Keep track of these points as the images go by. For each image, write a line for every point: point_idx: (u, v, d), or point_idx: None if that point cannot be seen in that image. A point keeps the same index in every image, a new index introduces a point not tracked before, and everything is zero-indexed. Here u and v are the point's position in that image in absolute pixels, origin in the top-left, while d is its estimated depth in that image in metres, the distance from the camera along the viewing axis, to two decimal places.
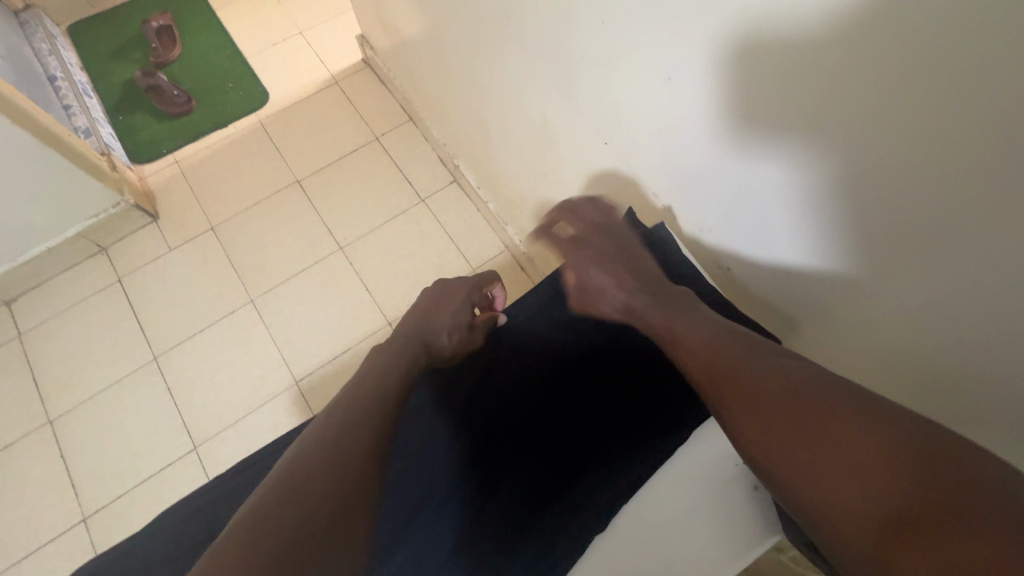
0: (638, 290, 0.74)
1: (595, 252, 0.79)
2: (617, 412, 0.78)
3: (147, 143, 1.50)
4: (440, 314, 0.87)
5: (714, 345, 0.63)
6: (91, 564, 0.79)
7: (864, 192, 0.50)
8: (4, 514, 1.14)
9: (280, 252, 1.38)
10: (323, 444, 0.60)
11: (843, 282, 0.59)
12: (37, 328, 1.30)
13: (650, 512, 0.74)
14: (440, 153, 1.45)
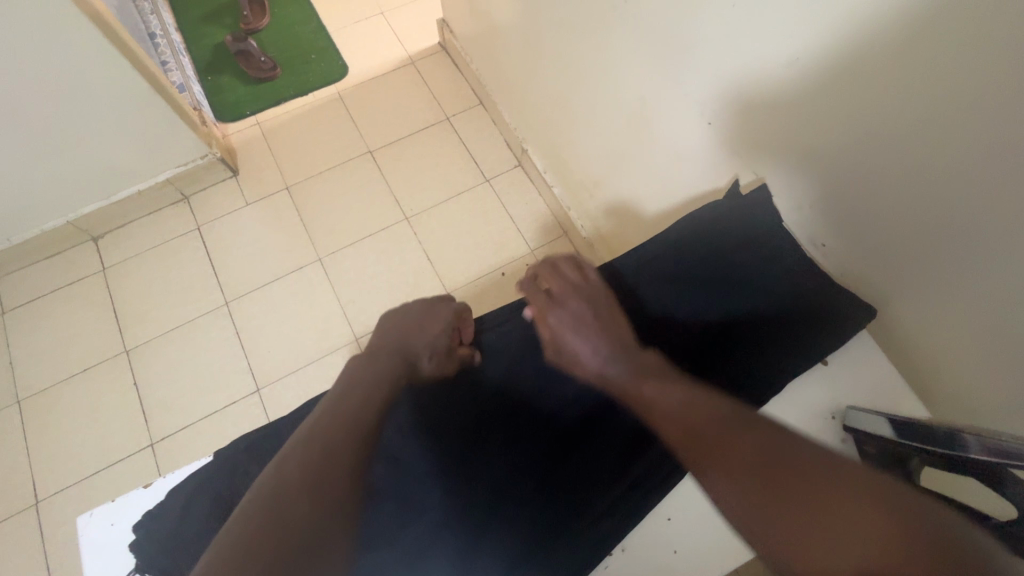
0: (617, 355, 0.67)
1: (571, 314, 0.73)
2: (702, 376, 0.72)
3: (232, 103, 1.59)
4: (419, 331, 0.77)
5: (685, 415, 0.56)
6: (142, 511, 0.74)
7: (919, 159, 0.57)
8: (80, 431, 1.23)
9: (349, 217, 1.44)
10: (299, 454, 0.55)
11: (917, 253, 0.62)
12: (120, 264, 1.39)
13: None
14: (508, 137, 1.51)
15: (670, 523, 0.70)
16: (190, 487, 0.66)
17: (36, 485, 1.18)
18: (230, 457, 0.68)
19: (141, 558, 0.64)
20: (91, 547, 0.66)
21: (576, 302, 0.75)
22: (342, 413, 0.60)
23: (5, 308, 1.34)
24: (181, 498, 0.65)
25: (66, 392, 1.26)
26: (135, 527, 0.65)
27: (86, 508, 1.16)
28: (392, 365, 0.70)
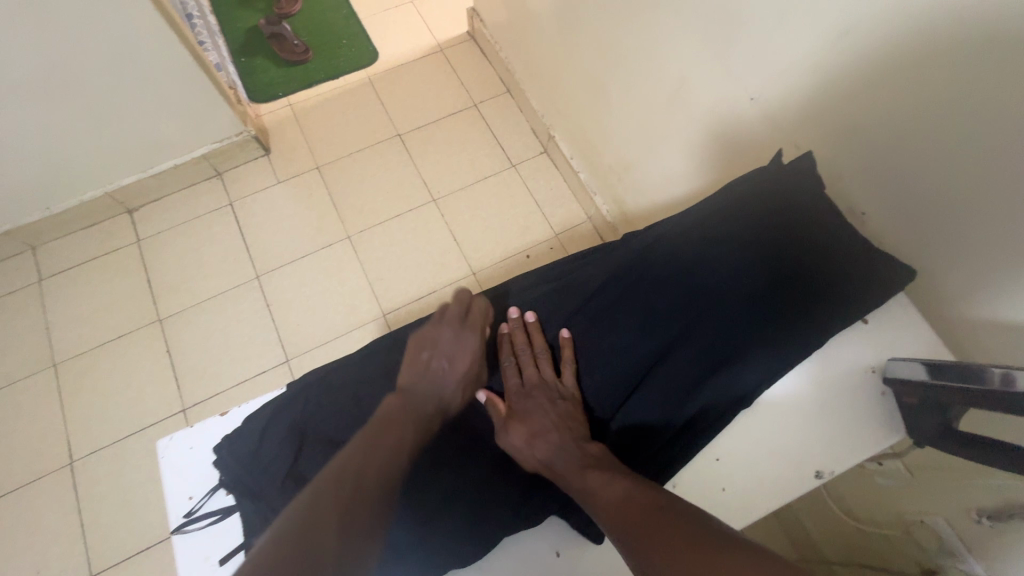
0: (567, 449, 0.63)
1: (531, 403, 0.69)
2: (738, 323, 0.68)
3: (265, 85, 1.62)
4: (444, 359, 0.74)
5: (621, 503, 0.55)
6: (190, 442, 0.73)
7: (966, 111, 0.57)
8: (114, 396, 1.26)
9: (378, 197, 1.48)
10: (327, 488, 0.54)
11: (961, 211, 0.62)
12: (154, 237, 1.42)
13: (773, 404, 0.68)
14: (534, 124, 1.54)
15: (717, 464, 0.67)
16: (265, 415, 0.70)
17: (71, 446, 1.21)
18: (303, 390, 0.72)
19: (224, 475, 0.68)
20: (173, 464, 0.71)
21: (538, 395, 0.70)
22: (372, 448, 0.61)
23: (42, 275, 1.38)
24: (256, 425, 0.69)
25: (101, 358, 1.29)
26: (215, 450, 0.70)
27: (119, 470, 1.19)
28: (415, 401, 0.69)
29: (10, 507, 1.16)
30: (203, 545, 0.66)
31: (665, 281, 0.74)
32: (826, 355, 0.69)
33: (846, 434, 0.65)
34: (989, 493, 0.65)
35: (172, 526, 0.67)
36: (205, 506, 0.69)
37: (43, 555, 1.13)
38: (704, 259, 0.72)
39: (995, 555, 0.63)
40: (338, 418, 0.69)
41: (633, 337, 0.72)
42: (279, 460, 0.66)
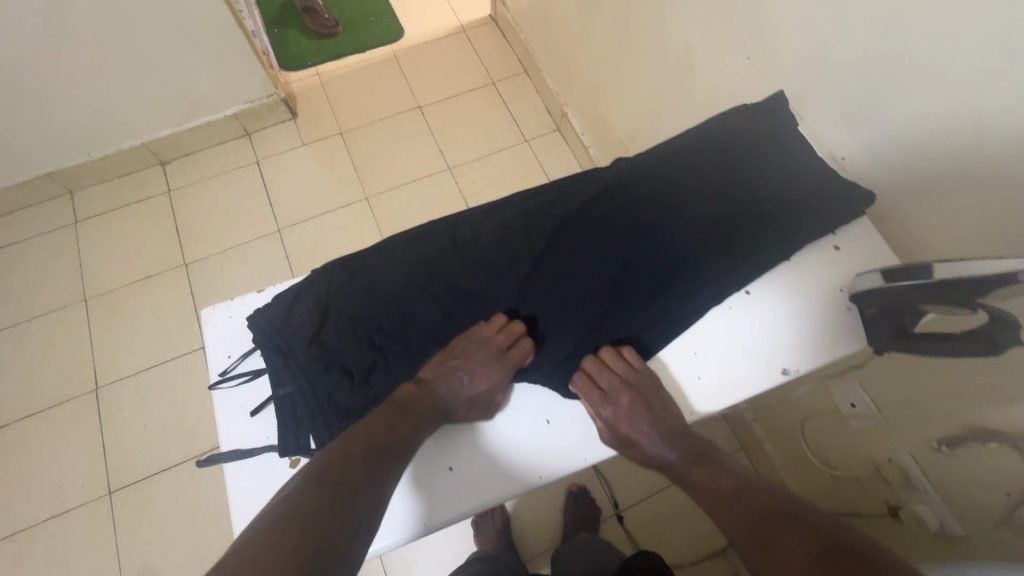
0: (671, 445, 0.60)
1: (628, 409, 0.61)
2: (722, 220, 0.68)
3: (295, 55, 1.71)
4: (465, 376, 0.63)
5: (729, 504, 0.56)
6: (225, 310, 0.74)
7: (913, 47, 0.60)
8: (139, 330, 1.34)
9: (396, 163, 1.55)
10: (334, 469, 0.53)
11: (920, 143, 0.64)
12: (184, 188, 1.51)
13: (744, 307, 0.66)
14: (548, 103, 1.61)
15: (693, 357, 0.65)
16: (293, 291, 0.71)
17: (97, 374, 1.29)
18: (330, 271, 0.72)
19: (257, 339, 0.69)
20: (212, 328, 0.73)
21: (628, 400, 0.61)
22: (382, 420, 0.60)
23: (79, 217, 1.46)
24: (285, 298, 0.70)
25: (129, 296, 1.38)
26: (249, 317, 0.71)
27: (141, 397, 1.27)
28: (416, 412, 0.61)
29: (38, 425, 1.24)
30: (239, 399, 0.69)
31: (658, 184, 0.72)
32: (796, 266, 0.67)
33: (813, 341, 0.64)
34: (949, 424, 0.69)
35: (210, 382, 0.70)
36: (239, 366, 0.70)
37: (66, 470, 1.20)
38: (699, 166, 0.72)
39: (959, 481, 0.68)
40: (362, 296, 0.70)
41: (621, 229, 0.70)
42: (303, 328, 0.68)
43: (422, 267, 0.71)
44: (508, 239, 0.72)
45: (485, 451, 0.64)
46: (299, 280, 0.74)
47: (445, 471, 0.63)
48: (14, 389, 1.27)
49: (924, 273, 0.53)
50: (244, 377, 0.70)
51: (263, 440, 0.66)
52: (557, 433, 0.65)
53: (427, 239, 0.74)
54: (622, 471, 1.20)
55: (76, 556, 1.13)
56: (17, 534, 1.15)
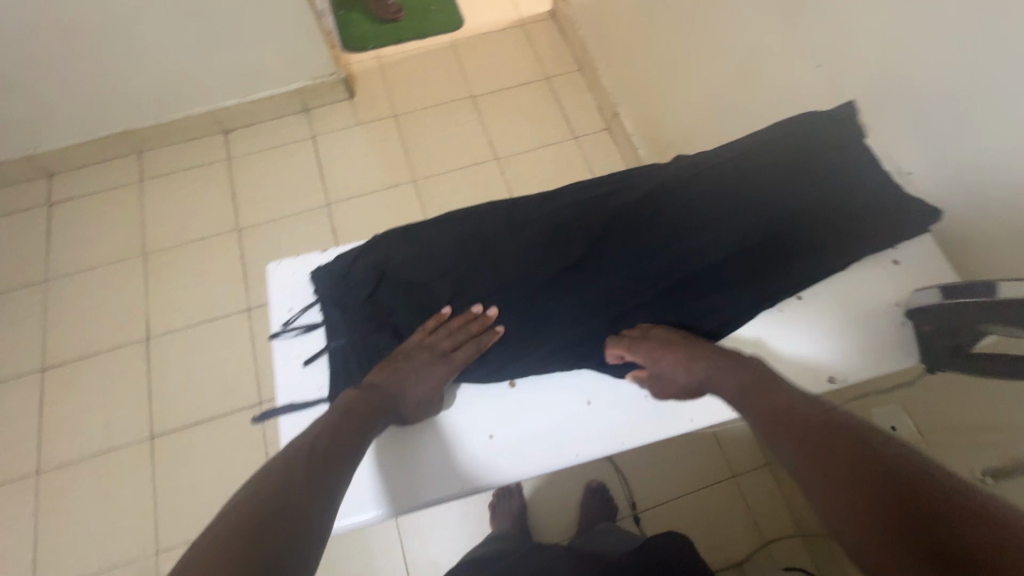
0: (714, 371, 0.59)
1: (659, 341, 0.63)
2: (781, 224, 0.68)
3: (357, 38, 1.75)
4: (414, 377, 0.63)
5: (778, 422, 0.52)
6: (290, 267, 0.78)
7: (995, 68, 0.58)
8: (190, 288, 1.40)
9: (445, 149, 1.58)
10: (301, 452, 0.53)
11: (993, 166, 0.62)
12: (243, 157, 1.57)
13: (797, 312, 0.66)
14: (601, 102, 1.61)
15: None
16: (354, 253, 0.75)
17: (148, 325, 1.36)
18: (390, 237, 0.76)
19: (320, 294, 0.74)
20: (276, 282, 0.77)
21: (660, 331, 0.65)
22: (333, 424, 0.57)
23: (144, 176, 1.54)
24: (348, 256, 0.75)
25: (184, 254, 1.44)
26: (313, 274, 0.76)
27: (186, 351, 1.33)
28: (374, 412, 0.60)
29: (91, 367, 1.32)
30: (296, 349, 0.72)
31: (717, 182, 0.72)
32: (852, 276, 0.67)
33: (865, 352, 0.63)
34: (995, 454, 0.67)
35: (271, 331, 0.73)
36: (299, 319, 0.74)
37: (113, 412, 1.27)
38: (762, 168, 0.72)
39: None
40: (418, 264, 0.73)
41: (676, 222, 0.71)
42: (361, 288, 0.72)
43: (478, 242, 0.74)
44: (562, 224, 0.74)
45: (525, 422, 0.67)
46: (361, 243, 0.78)
47: (485, 439, 0.66)
48: (73, 331, 1.36)
49: (987, 292, 0.52)
50: (301, 328, 0.73)
51: (315, 391, 0.69)
52: (597, 415, 0.67)
53: (483, 219, 0.76)
54: (642, 473, 1.20)
55: (116, 493, 1.20)
56: (64, 466, 1.22)
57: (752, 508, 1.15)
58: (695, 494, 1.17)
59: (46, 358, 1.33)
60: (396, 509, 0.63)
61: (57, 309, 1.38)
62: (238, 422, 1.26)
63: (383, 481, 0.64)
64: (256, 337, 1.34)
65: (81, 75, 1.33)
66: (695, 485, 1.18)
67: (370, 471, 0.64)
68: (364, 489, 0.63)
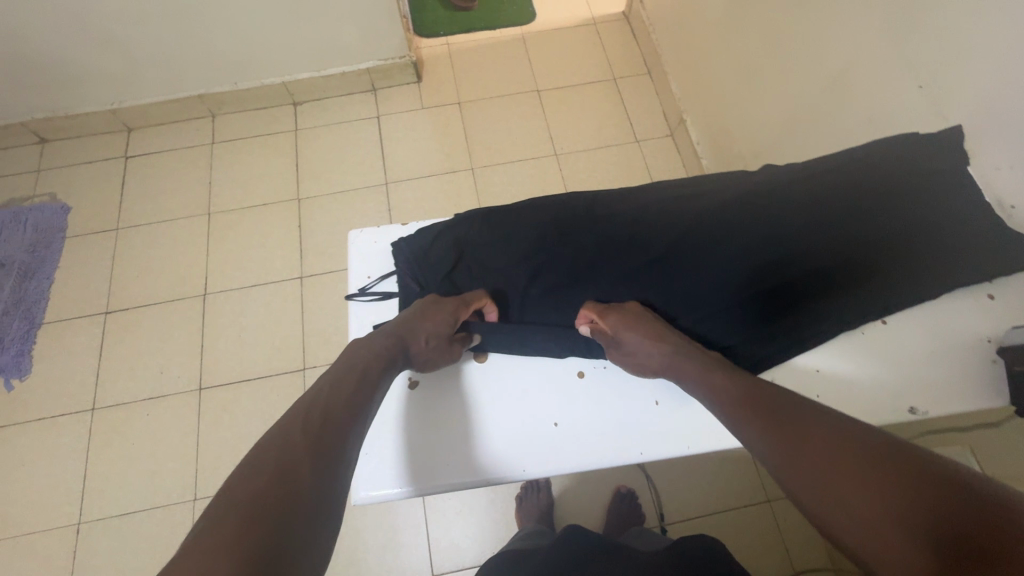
0: (680, 356, 0.62)
1: (631, 316, 0.67)
2: (873, 246, 0.67)
3: (430, 23, 1.78)
4: (421, 324, 0.65)
5: (749, 412, 0.54)
6: (371, 236, 0.80)
7: None
8: (249, 251, 1.45)
9: (506, 140, 1.59)
10: (297, 425, 0.50)
11: None
12: (310, 130, 1.61)
13: (880, 337, 0.65)
14: (667, 108, 1.60)
15: (817, 375, 0.64)
16: (436, 228, 0.77)
17: (207, 281, 1.42)
18: (472, 218, 0.77)
19: (399, 265, 0.75)
20: (357, 248, 0.79)
21: (630, 309, 0.68)
22: (347, 371, 0.58)
23: (216, 139, 1.61)
24: (430, 231, 0.76)
25: (246, 217, 1.50)
26: (394, 244, 0.77)
27: (240, 311, 1.38)
28: (384, 357, 0.61)
29: (151, 315, 1.38)
30: (371, 314, 0.74)
31: (806, 198, 0.72)
32: (942, 307, 0.65)
33: (951, 383, 0.61)
34: None
35: (349, 292, 0.76)
36: (376, 286, 0.76)
37: (167, 360, 1.33)
38: (855, 187, 0.71)
39: None
40: (498, 248, 0.75)
41: (761, 233, 0.70)
42: (442, 264, 0.74)
43: (559, 232, 0.75)
44: (644, 223, 0.74)
45: (591, 415, 0.68)
46: (443, 221, 0.80)
47: (551, 426, 0.68)
48: (138, 279, 1.42)
49: None
50: (378, 295, 0.75)
51: None
52: (663, 416, 0.68)
53: (564, 210, 0.77)
54: (673, 485, 1.18)
55: (163, 437, 1.25)
56: (118, 405, 1.28)
57: (785, 537, 1.12)
58: (726, 514, 1.15)
59: (111, 301, 1.40)
60: (464, 481, 0.65)
61: (125, 257, 1.45)
62: (282, 384, 1.30)
63: (451, 454, 0.66)
64: (307, 305, 1.38)
65: (170, 35, 1.39)
66: (727, 504, 1.16)
67: (441, 443, 0.67)
68: (434, 459, 0.66)
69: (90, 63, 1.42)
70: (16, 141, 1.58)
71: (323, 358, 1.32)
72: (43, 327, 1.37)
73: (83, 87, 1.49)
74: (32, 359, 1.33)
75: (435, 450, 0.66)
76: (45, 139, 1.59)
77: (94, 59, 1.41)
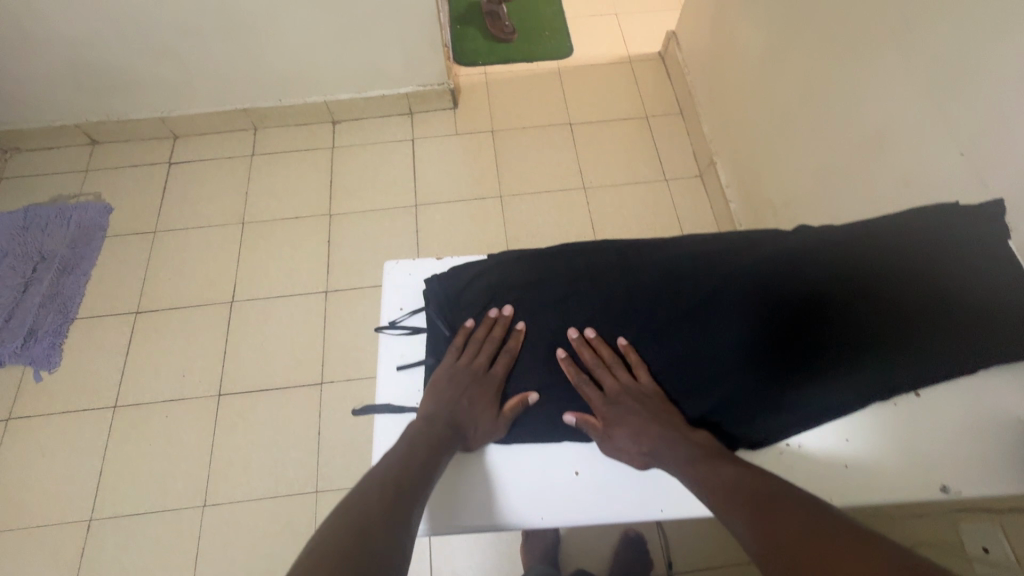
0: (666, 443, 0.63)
1: (628, 410, 0.66)
2: (906, 318, 0.66)
3: (470, 52, 1.83)
4: (467, 401, 0.69)
5: (729, 488, 0.56)
6: (407, 268, 0.82)
7: None
8: (277, 262, 1.49)
9: (536, 170, 1.62)
10: (348, 516, 0.52)
11: None
12: (346, 147, 1.66)
13: (914, 412, 0.65)
14: (698, 148, 1.61)
15: (846, 445, 0.65)
16: (468, 268, 0.78)
17: (235, 289, 1.45)
18: (504, 260, 0.79)
19: (429, 302, 0.77)
20: (392, 279, 0.81)
21: (631, 401, 0.67)
22: (403, 467, 0.59)
23: (256, 151, 1.66)
24: (461, 272, 0.78)
25: (278, 228, 1.54)
26: (427, 280, 0.79)
27: (264, 320, 1.41)
28: (437, 443, 0.63)
29: (179, 318, 1.41)
30: (400, 349, 0.77)
31: (843, 259, 0.71)
32: (981, 384, 0.65)
33: (985, 464, 0.61)
34: None
35: (379, 324, 0.78)
36: (406, 320, 0.78)
37: (191, 363, 1.36)
38: (893, 252, 0.70)
39: None
40: (527, 290, 0.76)
41: (794, 294, 0.70)
42: (472, 305, 0.76)
43: (589, 278, 0.76)
44: (674, 273, 0.74)
45: (612, 466, 0.68)
46: (475, 260, 0.82)
47: (571, 475, 0.68)
48: (170, 281, 1.47)
49: None
50: (407, 330, 0.77)
51: (410, 397, 0.73)
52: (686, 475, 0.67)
53: (595, 257, 0.77)
54: (685, 534, 1.15)
55: (179, 439, 1.27)
56: (140, 404, 1.31)
57: None
58: (737, 568, 1.10)
59: (142, 301, 1.44)
60: (481, 524, 0.65)
61: (159, 259, 1.50)
62: (298, 396, 1.31)
63: (469, 492, 0.67)
64: (329, 319, 1.40)
65: (221, 51, 1.45)
66: (738, 558, 1.12)
67: (457, 480, 0.67)
68: (450, 498, 0.66)
69: (146, 72, 1.50)
70: (69, 141, 1.65)
71: (341, 374, 1.33)
72: (76, 322, 1.41)
73: (136, 94, 1.56)
74: (62, 351, 1.37)
75: (451, 488, 0.67)
76: (96, 141, 1.67)
77: (152, 69, 1.49)
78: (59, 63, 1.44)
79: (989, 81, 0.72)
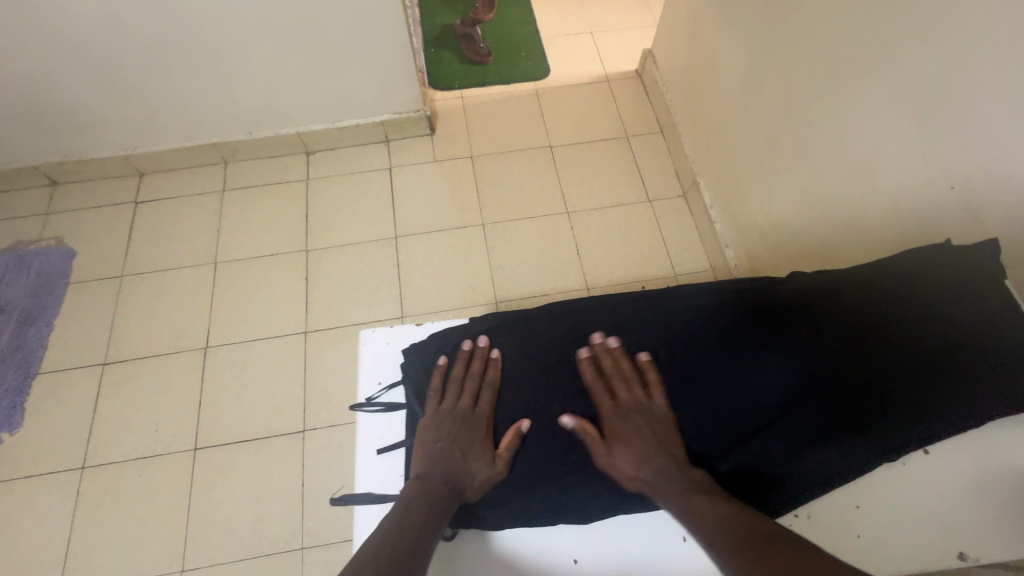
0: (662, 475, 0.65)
1: (633, 425, 0.69)
2: (909, 370, 0.65)
3: (445, 75, 1.80)
4: (459, 447, 0.70)
5: (724, 524, 0.57)
6: (385, 337, 0.85)
7: None
8: (253, 303, 1.43)
9: (518, 195, 1.58)
10: None
11: None
12: (322, 179, 1.61)
13: (922, 472, 0.67)
14: (680, 168, 1.59)
15: (856, 511, 0.66)
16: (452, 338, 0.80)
17: (209, 334, 1.39)
18: (494, 325, 0.82)
19: (406, 377, 0.80)
20: (369, 350, 0.84)
21: (641, 419, 0.70)
22: (405, 527, 0.59)
23: (227, 186, 1.60)
24: (443, 338, 0.81)
25: (252, 267, 1.48)
26: (404, 352, 0.82)
27: (240, 366, 1.35)
28: (434, 497, 0.64)
29: (150, 368, 1.34)
30: (375, 427, 0.78)
31: (837, 308, 0.71)
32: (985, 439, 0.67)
33: (996, 524, 0.63)
34: None
35: (356, 401, 0.80)
36: (382, 395, 0.80)
37: (164, 417, 1.29)
38: (888, 301, 0.70)
39: None
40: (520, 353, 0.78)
41: (788, 346, 0.70)
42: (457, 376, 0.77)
43: (581, 339, 0.78)
44: (664, 333, 0.76)
45: (608, 552, 0.69)
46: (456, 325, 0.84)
47: (569, 563, 0.69)
48: (140, 329, 1.40)
49: None
50: (383, 406, 0.79)
51: (388, 480, 0.74)
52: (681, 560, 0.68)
53: (581, 317, 0.81)
54: None
55: (154, 500, 1.20)
56: (110, 464, 1.24)
57: None
58: None
59: (110, 352, 1.37)
60: None
61: (127, 305, 1.43)
62: (279, 446, 1.25)
63: None
64: (309, 362, 1.35)
65: (186, 85, 1.40)
66: None
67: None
68: None
69: (107, 110, 1.43)
70: (27, 184, 1.57)
71: (324, 420, 1.28)
72: (38, 378, 1.33)
73: (97, 133, 1.49)
74: (24, 411, 1.29)
75: None
76: (56, 182, 1.59)
77: (113, 106, 1.42)
78: (12, 104, 1.37)
79: (975, 113, 0.71)
